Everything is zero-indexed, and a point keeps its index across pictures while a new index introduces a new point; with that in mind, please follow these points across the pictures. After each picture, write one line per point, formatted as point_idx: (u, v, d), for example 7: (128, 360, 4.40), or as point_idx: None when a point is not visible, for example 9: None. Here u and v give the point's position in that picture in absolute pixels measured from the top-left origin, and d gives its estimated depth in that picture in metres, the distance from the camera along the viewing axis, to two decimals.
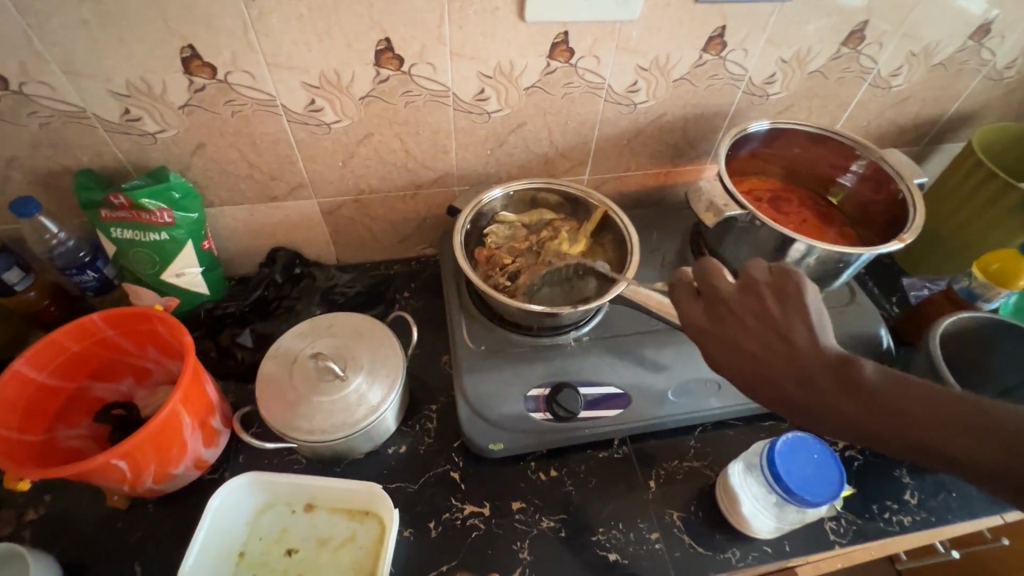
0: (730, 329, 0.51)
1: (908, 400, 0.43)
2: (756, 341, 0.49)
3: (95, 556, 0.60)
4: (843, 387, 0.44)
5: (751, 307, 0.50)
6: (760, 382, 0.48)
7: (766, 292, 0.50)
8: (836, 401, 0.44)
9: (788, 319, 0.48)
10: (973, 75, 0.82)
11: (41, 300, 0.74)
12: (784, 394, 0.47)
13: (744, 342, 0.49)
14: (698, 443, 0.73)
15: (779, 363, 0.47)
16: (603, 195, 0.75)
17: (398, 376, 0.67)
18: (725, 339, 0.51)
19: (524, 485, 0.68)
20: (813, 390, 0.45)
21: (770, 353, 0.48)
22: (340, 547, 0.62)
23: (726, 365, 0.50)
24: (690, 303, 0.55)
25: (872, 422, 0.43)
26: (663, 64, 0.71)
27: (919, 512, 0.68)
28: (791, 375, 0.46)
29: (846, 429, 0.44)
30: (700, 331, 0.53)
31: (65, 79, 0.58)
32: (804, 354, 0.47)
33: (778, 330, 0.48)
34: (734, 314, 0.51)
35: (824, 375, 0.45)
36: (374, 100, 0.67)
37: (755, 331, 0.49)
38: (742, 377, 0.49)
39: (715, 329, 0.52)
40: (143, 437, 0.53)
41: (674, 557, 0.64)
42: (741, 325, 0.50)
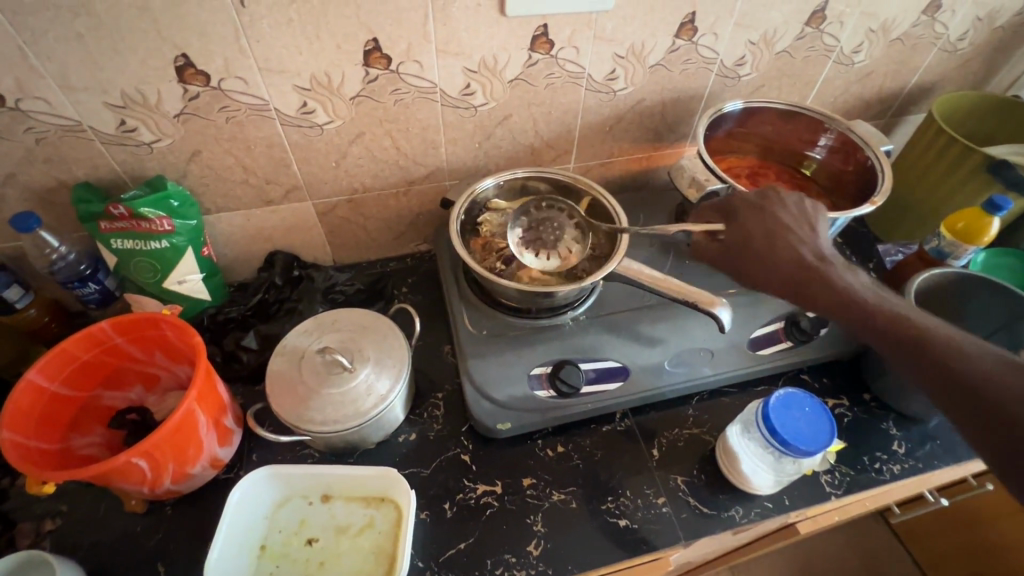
0: (774, 210, 0.64)
1: (883, 295, 0.57)
2: (796, 225, 0.63)
3: (117, 560, 0.61)
4: (849, 272, 0.59)
5: (792, 205, 0.65)
6: (779, 251, 0.62)
7: (807, 202, 0.65)
8: (841, 273, 0.59)
9: (819, 221, 0.64)
10: (929, 48, 0.87)
11: (42, 316, 0.75)
12: (802, 264, 0.60)
13: (785, 224, 0.63)
14: (696, 411, 0.76)
15: (810, 246, 0.61)
16: (590, 180, 0.78)
17: (405, 366, 0.69)
18: (763, 217, 0.64)
19: (533, 462, 0.70)
20: (824, 266, 0.59)
21: (795, 237, 0.62)
22: (359, 533, 0.63)
23: (763, 233, 0.63)
24: (740, 196, 0.67)
25: (852, 292, 0.57)
26: (639, 52, 0.74)
27: (907, 461, 0.72)
28: (808, 254, 0.61)
29: (835, 295, 0.57)
30: (747, 211, 0.66)
31: (61, 93, 0.59)
32: (821, 244, 0.62)
33: (810, 225, 0.63)
34: (780, 204, 0.65)
35: (836, 262, 0.60)
36: (365, 99, 0.69)
37: (796, 217, 0.63)
38: (763, 247, 0.62)
39: (760, 210, 0.65)
40: (161, 435, 0.54)
41: (681, 518, 0.67)
42: (780, 215, 0.64)
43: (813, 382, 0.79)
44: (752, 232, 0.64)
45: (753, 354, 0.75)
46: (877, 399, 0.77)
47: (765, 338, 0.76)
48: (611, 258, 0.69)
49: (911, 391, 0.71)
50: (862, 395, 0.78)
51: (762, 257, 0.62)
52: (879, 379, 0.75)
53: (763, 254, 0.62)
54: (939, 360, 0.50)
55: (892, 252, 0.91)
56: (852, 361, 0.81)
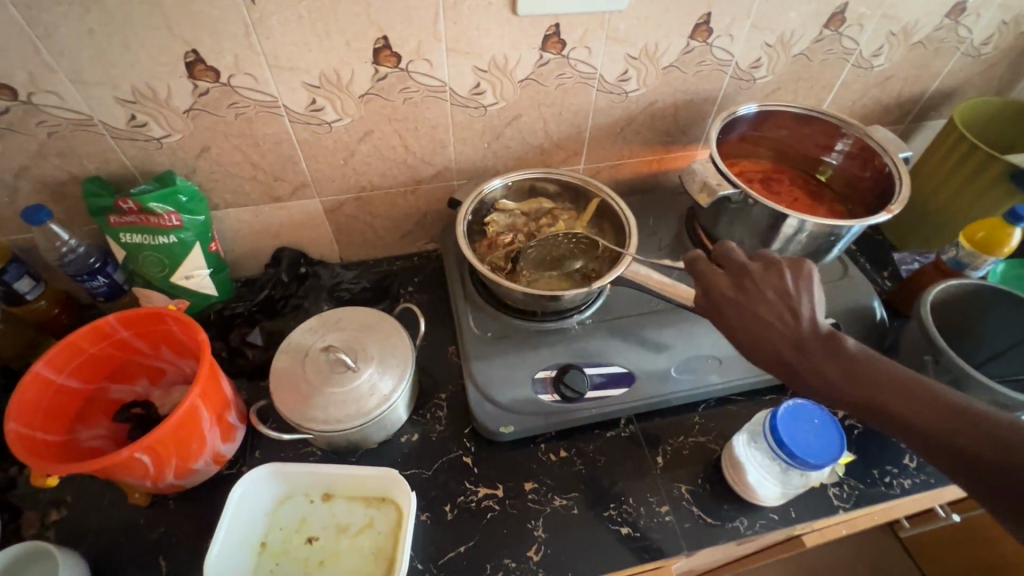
0: (747, 299, 0.55)
1: (878, 372, 0.48)
2: (770, 309, 0.54)
3: (119, 553, 0.61)
4: (833, 356, 0.50)
5: (773, 289, 0.55)
6: (760, 346, 0.53)
7: (785, 275, 0.56)
8: (822, 362, 0.50)
9: (802, 300, 0.54)
10: (952, 52, 0.85)
11: (51, 308, 0.75)
12: (783, 360, 0.52)
13: (760, 311, 0.54)
14: (702, 419, 0.75)
15: (789, 331, 0.52)
16: (599, 181, 0.77)
17: (408, 366, 0.68)
18: (739, 304, 0.56)
19: (535, 466, 0.69)
20: (807, 355, 0.51)
21: (776, 325, 0.53)
22: (359, 533, 0.63)
23: (737, 325, 0.55)
24: (722, 279, 0.58)
25: (844, 386, 0.49)
26: (652, 53, 0.73)
27: (919, 475, 0.70)
28: (789, 344, 0.52)
29: (826, 394, 0.50)
30: (724, 300, 0.57)
31: (72, 87, 0.59)
32: (800, 328, 0.52)
33: (790, 308, 0.54)
34: (760, 291, 0.56)
35: (816, 343, 0.51)
36: (374, 97, 0.68)
37: (774, 306, 0.54)
38: (742, 340, 0.55)
39: (736, 299, 0.56)
40: (164, 431, 0.54)
41: (684, 527, 0.66)
42: (755, 299, 0.55)
43: None
44: (732, 327, 0.55)
45: None
46: None
47: None
48: (619, 262, 0.67)
49: None
50: None
51: (746, 351, 0.55)
52: None
53: (744, 350, 0.54)
54: (963, 458, 0.42)
55: (910, 260, 0.89)
56: None
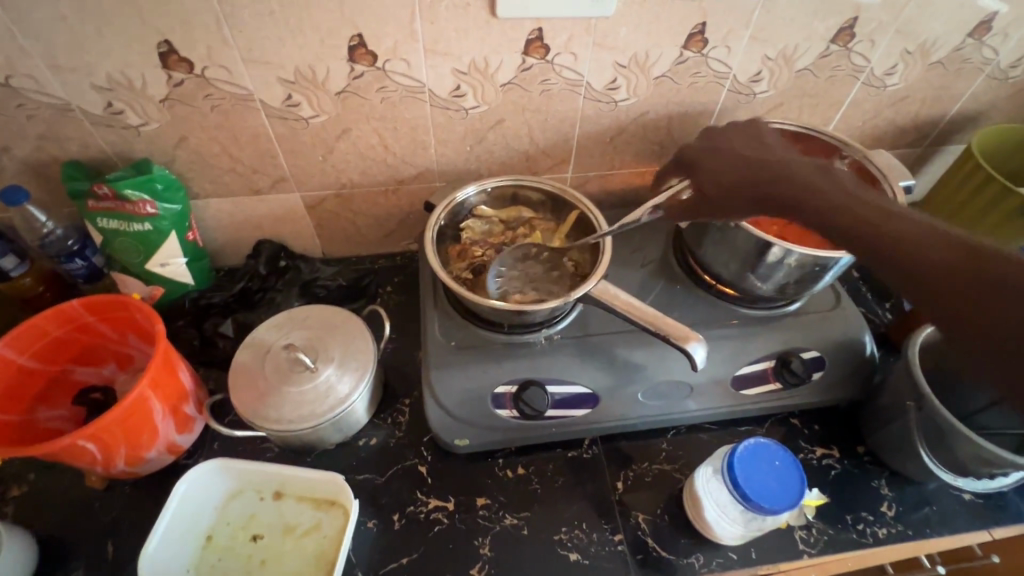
0: (725, 150, 0.66)
1: (863, 193, 0.51)
2: (754, 153, 0.63)
3: (69, 534, 0.62)
4: (822, 175, 0.55)
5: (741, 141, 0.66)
6: (744, 177, 0.61)
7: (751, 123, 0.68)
8: (809, 179, 0.55)
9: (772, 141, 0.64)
10: (975, 74, 0.79)
11: (36, 286, 0.77)
12: (767, 185, 0.58)
13: (743, 154, 0.63)
14: (670, 446, 0.72)
15: (776, 162, 0.60)
16: (579, 192, 0.75)
17: (369, 369, 0.67)
18: (720, 153, 0.66)
19: (490, 481, 0.68)
20: (794, 177, 0.56)
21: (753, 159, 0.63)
22: (304, 535, 0.63)
23: (726, 167, 0.64)
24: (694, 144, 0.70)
25: (823, 197, 0.52)
26: (643, 62, 0.70)
27: (895, 525, 0.66)
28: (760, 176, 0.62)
29: (805, 208, 0.54)
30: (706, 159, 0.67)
31: (49, 72, 0.60)
32: (787, 160, 0.59)
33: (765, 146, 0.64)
34: (727, 141, 0.67)
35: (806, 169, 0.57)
36: (350, 96, 0.67)
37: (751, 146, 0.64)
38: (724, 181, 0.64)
39: (716, 151, 0.66)
40: (110, 419, 0.55)
41: (636, 559, 0.63)
42: (739, 148, 0.65)
43: (803, 428, 0.74)
44: (717, 169, 0.65)
45: (736, 392, 0.71)
46: (871, 454, 0.71)
47: (752, 377, 0.71)
48: (589, 278, 0.65)
49: (908, 451, 0.66)
50: (855, 448, 0.72)
51: (734, 186, 0.62)
52: (874, 432, 0.70)
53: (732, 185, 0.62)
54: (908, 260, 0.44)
55: None
56: (847, 410, 0.75)
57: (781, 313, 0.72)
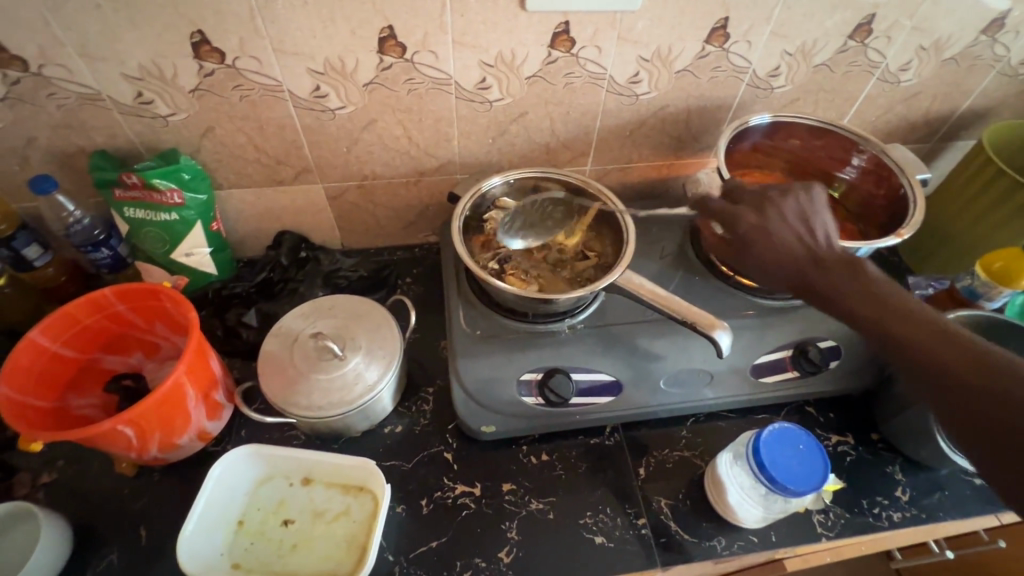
0: (765, 221, 0.61)
1: (893, 296, 0.54)
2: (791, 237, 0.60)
3: (102, 519, 0.63)
4: (849, 270, 0.57)
5: (791, 213, 0.61)
6: (782, 262, 0.59)
7: (800, 197, 0.62)
8: (842, 279, 0.56)
9: (820, 224, 0.61)
10: (987, 70, 0.81)
11: (59, 276, 0.78)
12: (805, 279, 0.58)
13: (778, 237, 0.60)
14: (689, 433, 0.73)
15: (810, 252, 0.59)
16: (602, 184, 0.75)
17: (396, 358, 0.68)
18: (763, 227, 0.61)
19: (515, 468, 0.69)
20: (825, 270, 0.58)
21: (792, 243, 0.60)
22: (335, 519, 0.64)
23: (767, 254, 0.60)
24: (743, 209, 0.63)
25: (855, 302, 0.55)
26: (665, 56, 0.71)
27: (910, 509, 0.68)
28: (812, 262, 0.59)
29: (839, 303, 0.56)
30: (747, 229, 0.62)
31: (82, 62, 0.60)
32: (824, 252, 0.59)
33: (810, 231, 0.60)
34: (775, 211, 0.62)
35: (838, 264, 0.57)
36: (377, 87, 0.68)
37: (792, 226, 0.60)
38: (767, 262, 0.61)
39: (757, 221, 0.62)
40: (147, 405, 0.55)
41: (660, 542, 0.65)
42: (773, 227, 0.61)
43: (818, 416, 0.76)
44: (757, 247, 0.61)
45: (755, 381, 0.72)
46: (885, 441, 0.73)
47: (771, 365, 0.72)
48: (614, 268, 0.66)
49: (923, 437, 0.67)
50: (870, 435, 0.74)
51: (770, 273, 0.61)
52: (889, 420, 0.71)
53: (769, 267, 0.60)
54: (921, 364, 0.49)
55: (924, 286, 0.82)
56: (861, 399, 0.77)
57: (799, 303, 0.73)
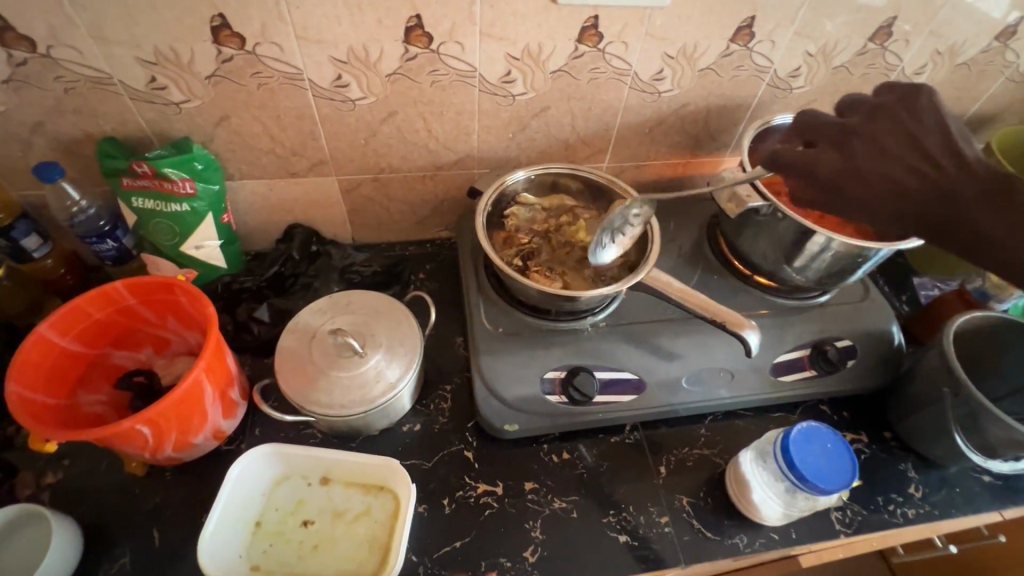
0: (864, 160, 0.53)
1: None
2: (903, 168, 0.51)
3: (112, 521, 0.61)
4: (995, 201, 0.47)
5: (890, 140, 0.53)
6: (899, 200, 0.51)
7: (901, 114, 0.53)
8: (985, 216, 0.47)
9: (930, 140, 0.51)
10: (996, 76, 0.82)
11: (58, 267, 0.75)
12: (930, 218, 0.50)
13: (888, 172, 0.51)
14: (708, 431, 0.74)
15: (935, 183, 0.50)
16: (624, 182, 0.75)
17: (416, 355, 0.67)
18: (862, 165, 0.53)
19: (536, 466, 0.69)
20: (962, 203, 0.48)
21: (905, 174, 0.51)
22: (355, 520, 0.62)
23: (874, 197, 0.52)
24: (822, 148, 0.55)
25: (1006, 239, 0.47)
26: (691, 53, 0.71)
27: (923, 506, 0.70)
28: (944, 189, 0.49)
29: (974, 244, 0.48)
30: (838, 173, 0.53)
31: (94, 44, 0.57)
32: (958, 176, 0.49)
33: (922, 152, 0.51)
34: (872, 144, 0.53)
35: (977, 192, 0.48)
36: (400, 78, 0.66)
37: (900, 155, 0.51)
38: (877, 203, 0.52)
39: (850, 163, 0.53)
40: (165, 404, 0.53)
41: (682, 540, 0.65)
42: (876, 164, 0.52)
43: (832, 415, 0.77)
44: (860, 190, 0.52)
45: (775, 380, 0.72)
46: (898, 439, 0.75)
47: (789, 364, 0.73)
48: (639, 267, 0.65)
49: (937, 436, 0.68)
50: (882, 433, 0.75)
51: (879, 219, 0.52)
52: (903, 419, 0.73)
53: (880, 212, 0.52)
54: None
55: (930, 287, 0.88)
56: (873, 398, 0.78)
57: (812, 304, 0.75)
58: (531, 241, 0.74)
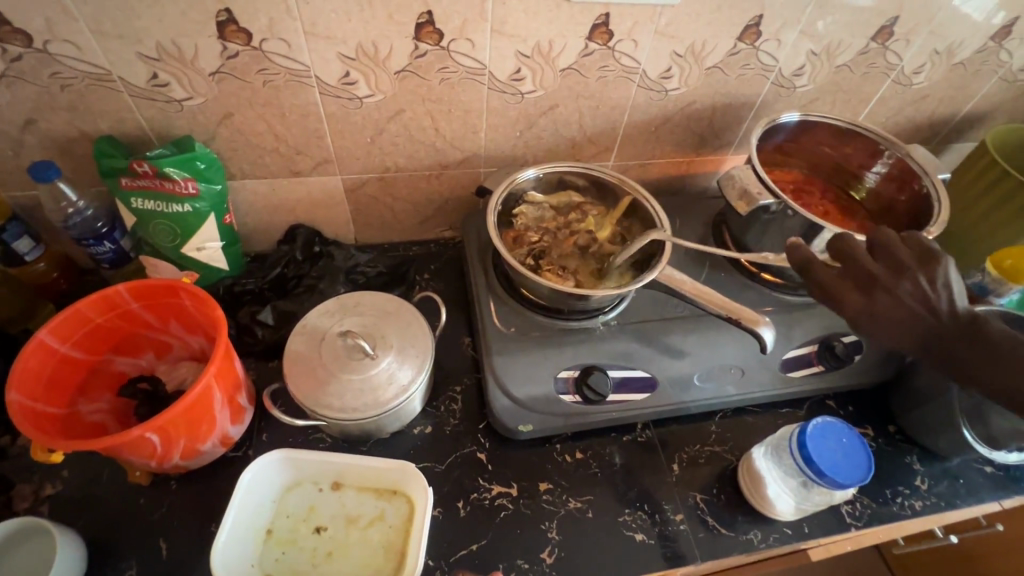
0: (878, 307, 0.54)
1: None
2: (916, 317, 0.53)
3: (116, 533, 0.59)
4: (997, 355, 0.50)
5: (906, 290, 0.54)
6: (910, 344, 0.54)
7: (912, 265, 0.55)
8: (988, 370, 0.50)
9: (940, 296, 0.53)
10: (990, 76, 0.84)
11: (50, 271, 0.72)
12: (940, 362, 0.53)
13: (900, 320, 0.54)
14: (718, 428, 0.74)
15: (942, 332, 0.52)
16: (633, 181, 0.75)
17: (428, 357, 0.66)
18: (877, 310, 0.54)
19: (550, 467, 0.68)
20: (968, 354, 0.51)
21: (916, 324, 0.53)
22: (369, 525, 0.61)
23: (887, 339, 0.55)
24: (846, 283, 0.56)
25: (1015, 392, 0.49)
26: (698, 52, 0.71)
27: (929, 497, 0.71)
28: (936, 339, 0.53)
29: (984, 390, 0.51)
30: (857, 313, 0.55)
31: (93, 39, 0.55)
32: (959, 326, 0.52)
33: (927, 304, 0.53)
34: (888, 291, 0.55)
35: (977, 345, 0.51)
36: (409, 75, 0.65)
37: (913, 302, 0.54)
38: (889, 344, 0.55)
39: (866, 307, 0.55)
40: (175, 411, 0.52)
41: (698, 537, 0.65)
42: (888, 305, 0.54)
43: (838, 410, 0.78)
44: (876, 336, 0.55)
45: (784, 376, 0.73)
46: (903, 433, 0.76)
47: (797, 360, 0.74)
48: (652, 266, 0.65)
49: (942, 429, 0.70)
50: (887, 427, 0.77)
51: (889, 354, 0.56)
52: (908, 412, 0.74)
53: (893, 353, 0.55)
54: None
55: None
56: (877, 392, 0.79)
57: (817, 300, 0.76)
58: (541, 238, 0.74)
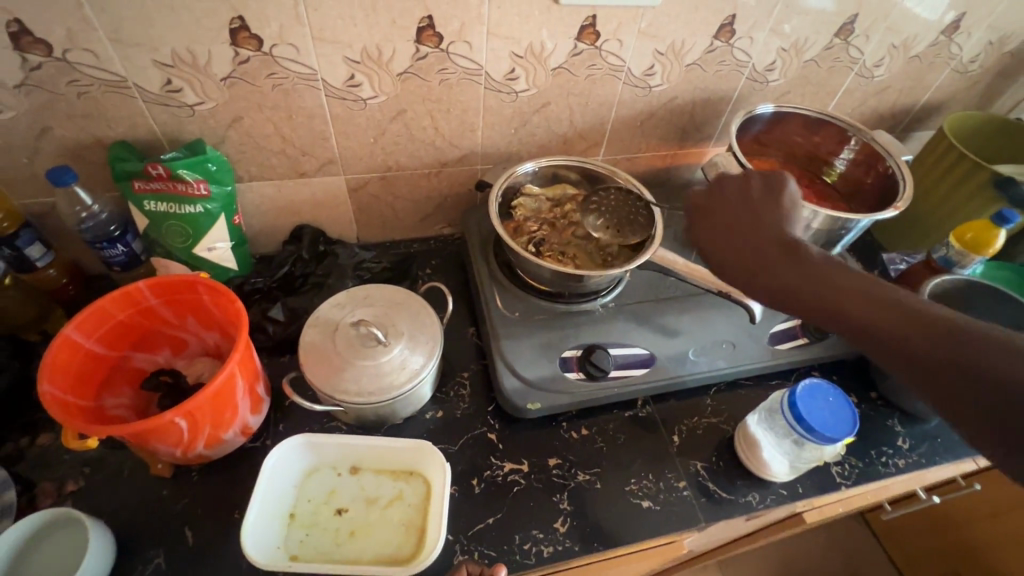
0: (716, 214, 0.67)
1: (840, 278, 0.54)
2: (739, 223, 0.64)
3: (142, 523, 0.60)
4: (791, 257, 0.58)
5: (739, 201, 0.66)
6: (730, 249, 0.63)
7: (754, 185, 0.67)
8: (781, 267, 0.58)
9: (763, 209, 0.64)
10: (943, 68, 0.91)
11: (60, 277, 0.74)
12: (748, 266, 0.61)
13: (727, 225, 0.65)
14: (714, 401, 0.78)
15: (756, 239, 0.62)
16: (623, 172, 0.80)
17: (438, 344, 0.69)
18: (713, 219, 0.67)
19: (558, 443, 0.71)
20: (768, 256, 0.60)
21: (742, 229, 0.63)
22: (388, 505, 0.64)
23: (717, 243, 0.65)
24: (700, 198, 0.70)
25: (792, 284, 0.57)
26: (678, 49, 0.76)
27: (911, 455, 0.76)
28: (758, 244, 0.61)
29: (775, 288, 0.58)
30: (698, 221, 0.68)
31: (111, 47, 0.58)
32: (770, 235, 0.61)
33: (752, 214, 0.64)
34: (726, 202, 0.67)
35: (777, 249, 0.60)
36: (411, 76, 0.69)
37: (739, 212, 0.65)
38: (715, 250, 0.65)
39: (709, 214, 0.68)
40: (202, 397, 0.54)
41: (700, 502, 0.69)
42: (722, 217, 0.66)
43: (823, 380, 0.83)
44: (707, 239, 0.66)
45: (772, 349, 0.77)
46: (884, 398, 0.81)
47: (784, 333, 0.79)
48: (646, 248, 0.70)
49: None
50: (869, 394, 0.82)
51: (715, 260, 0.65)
52: (887, 378, 0.79)
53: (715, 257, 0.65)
54: (910, 362, 0.48)
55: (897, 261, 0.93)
56: (858, 362, 0.85)
57: None
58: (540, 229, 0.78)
